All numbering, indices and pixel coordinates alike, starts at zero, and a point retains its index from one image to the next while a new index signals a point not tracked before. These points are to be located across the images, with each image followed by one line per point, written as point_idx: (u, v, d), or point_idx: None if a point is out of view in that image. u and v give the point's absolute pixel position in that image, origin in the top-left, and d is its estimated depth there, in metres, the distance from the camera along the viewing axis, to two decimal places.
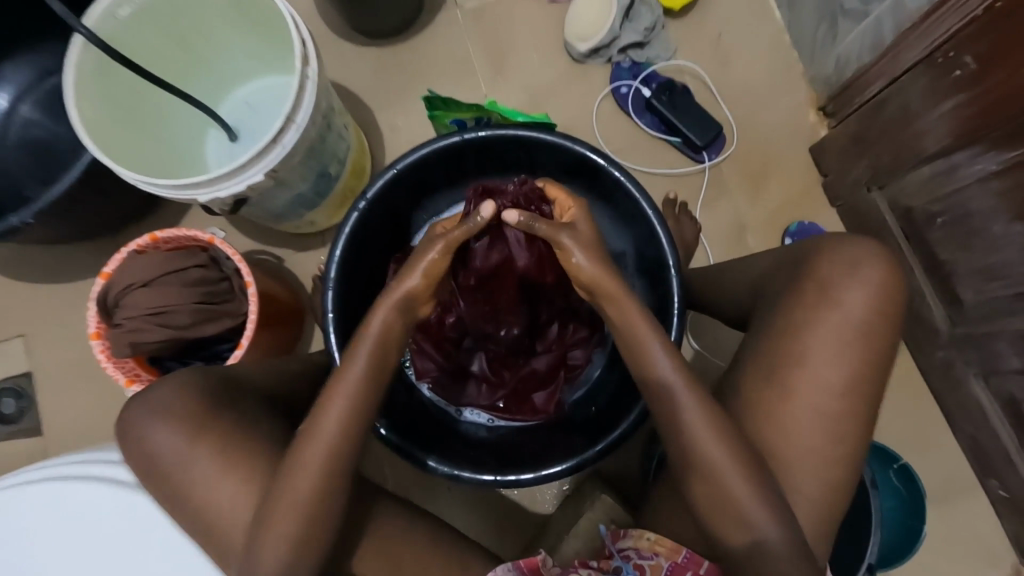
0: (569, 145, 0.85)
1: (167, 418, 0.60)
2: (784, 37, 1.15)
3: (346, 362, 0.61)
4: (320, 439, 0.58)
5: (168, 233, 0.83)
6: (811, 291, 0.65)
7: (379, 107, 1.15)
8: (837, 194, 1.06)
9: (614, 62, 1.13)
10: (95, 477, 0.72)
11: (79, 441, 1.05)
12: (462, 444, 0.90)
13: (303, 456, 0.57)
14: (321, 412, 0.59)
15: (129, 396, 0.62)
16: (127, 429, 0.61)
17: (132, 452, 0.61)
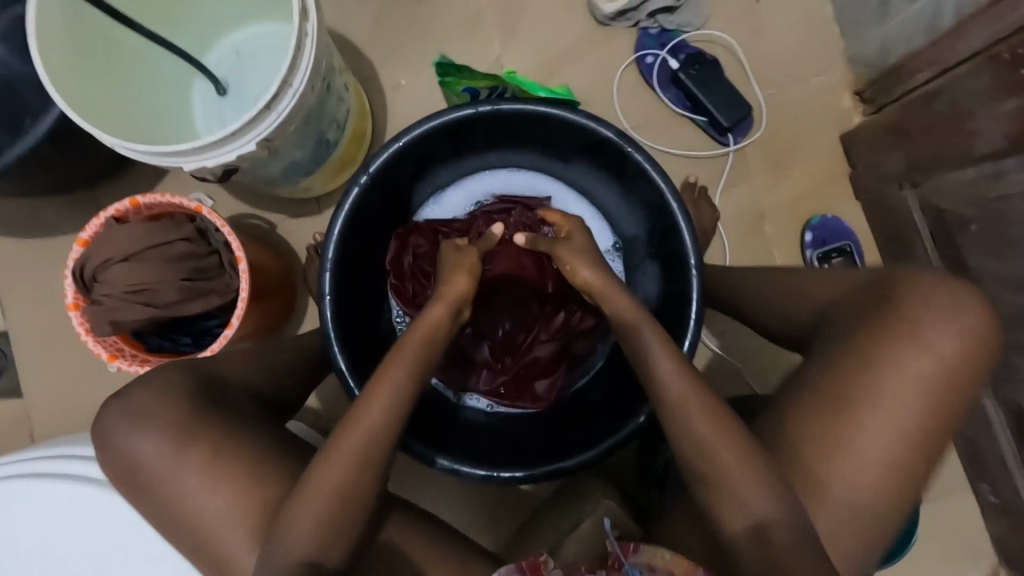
0: (591, 126, 0.78)
1: (151, 425, 0.57)
2: (826, 9, 1.06)
3: (398, 348, 0.62)
4: (360, 427, 0.57)
5: (150, 198, 0.76)
6: (891, 313, 0.60)
7: (381, 62, 1.05)
8: (865, 186, 1.01)
9: (641, 27, 1.04)
10: (68, 476, 0.69)
11: (57, 408, 1.01)
12: (461, 430, 0.87)
13: (341, 444, 0.56)
14: (365, 399, 0.58)
15: (113, 389, 0.60)
16: (109, 434, 0.58)
17: (116, 447, 0.58)
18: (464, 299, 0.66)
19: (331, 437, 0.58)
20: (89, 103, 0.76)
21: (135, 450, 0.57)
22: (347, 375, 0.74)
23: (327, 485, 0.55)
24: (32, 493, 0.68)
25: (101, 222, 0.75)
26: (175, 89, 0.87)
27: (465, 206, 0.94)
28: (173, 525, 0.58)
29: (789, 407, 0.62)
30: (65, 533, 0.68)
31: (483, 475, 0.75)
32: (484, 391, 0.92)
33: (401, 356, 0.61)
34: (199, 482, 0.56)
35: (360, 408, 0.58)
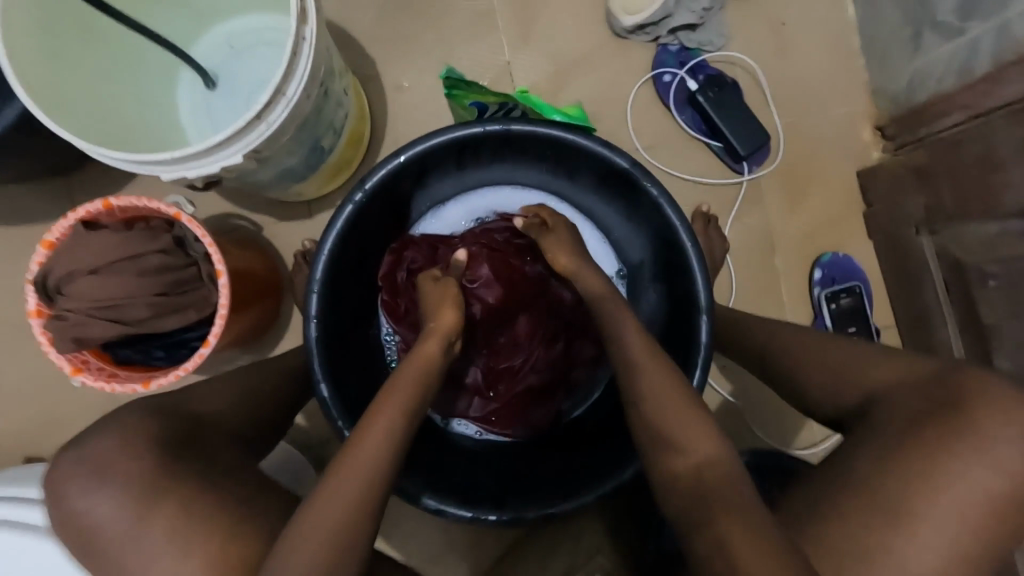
0: (606, 154, 0.73)
1: (104, 483, 0.49)
2: (853, 38, 1.01)
3: (387, 387, 0.58)
4: (339, 495, 0.50)
5: (125, 201, 0.70)
6: (928, 388, 0.54)
7: (384, 61, 0.98)
8: (879, 226, 0.98)
9: (661, 43, 0.99)
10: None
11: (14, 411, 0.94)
12: (447, 459, 0.80)
13: (315, 513, 0.49)
14: (354, 450, 0.53)
15: (71, 438, 0.52)
16: (60, 488, 0.50)
17: (60, 505, 0.50)
18: (454, 332, 0.64)
19: (313, 495, 0.51)
20: (66, 99, 0.69)
21: (90, 512, 0.49)
22: (329, 404, 0.69)
23: (297, 568, 0.46)
24: None
25: (68, 225, 0.68)
26: (159, 82, 0.81)
27: (465, 223, 0.88)
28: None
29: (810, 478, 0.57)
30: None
31: (471, 517, 0.70)
32: (476, 418, 0.84)
33: (398, 391, 0.57)
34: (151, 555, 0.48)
35: (346, 459, 0.52)
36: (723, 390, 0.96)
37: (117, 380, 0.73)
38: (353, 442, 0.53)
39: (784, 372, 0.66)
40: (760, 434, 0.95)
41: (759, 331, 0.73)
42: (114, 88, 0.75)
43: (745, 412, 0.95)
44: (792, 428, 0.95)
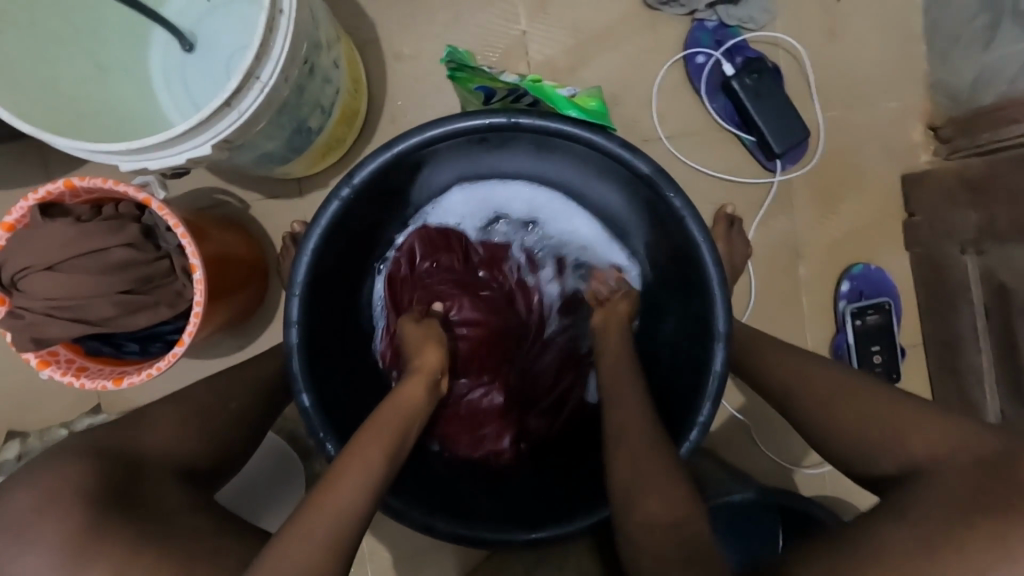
0: (625, 156, 0.64)
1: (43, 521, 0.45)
2: (916, 21, 0.89)
3: (375, 416, 0.57)
4: (308, 540, 0.46)
5: (90, 182, 0.63)
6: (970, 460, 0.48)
7: (385, 24, 0.88)
8: (919, 239, 0.89)
9: (697, 18, 0.88)
10: None
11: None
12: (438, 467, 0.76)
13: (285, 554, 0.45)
14: (331, 488, 0.49)
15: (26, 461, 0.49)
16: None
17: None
18: (439, 370, 0.64)
19: (280, 536, 0.47)
20: (19, 65, 0.62)
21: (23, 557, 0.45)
22: (310, 414, 0.65)
23: None
24: None
25: (27, 208, 0.62)
26: (130, 41, 0.73)
27: (468, 217, 0.82)
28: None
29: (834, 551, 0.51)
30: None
31: (456, 535, 0.66)
32: (468, 434, 0.78)
33: (374, 429, 0.55)
34: None
35: (323, 498, 0.49)
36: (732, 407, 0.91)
37: (86, 376, 0.68)
38: (329, 480, 0.50)
39: (811, 417, 0.62)
40: (767, 452, 0.90)
41: (780, 363, 0.68)
42: (76, 49, 0.68)
43: (753, 430, 0.91)
44: (800, 448, 0.90)
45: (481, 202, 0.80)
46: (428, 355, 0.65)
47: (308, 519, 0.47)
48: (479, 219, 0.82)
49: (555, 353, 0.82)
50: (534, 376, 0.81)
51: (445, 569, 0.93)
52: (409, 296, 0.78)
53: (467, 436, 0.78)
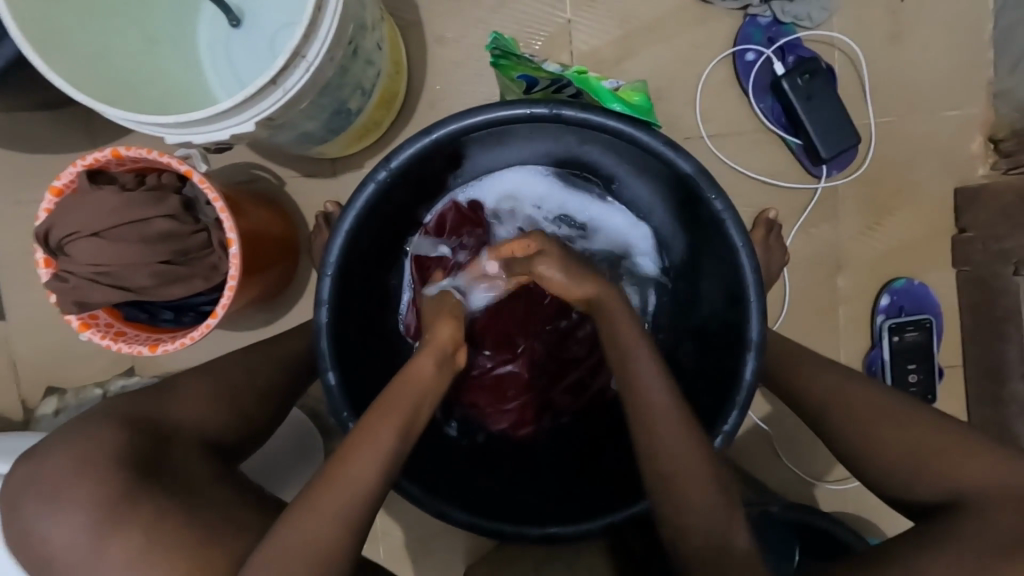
0: (668, 155, 0.62)
1: (83, 478, 0.47)
2: (984, 26, 0.85)
3: (385, 392, 0.56)
4: (330, 518, 0.47)
5: (135, 153, 0.64)
6: None
7: (428, 6, 0.87)
8: (970, 257, 0.85)
9: (749, 13, 0.85)
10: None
11: (37, 337, 0.98)
12: (456, 455, 0.76)
13: (309, 525, 0.46)
14: (345, 465, 0.49)
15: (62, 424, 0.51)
16: (37, 478, 0.48)
17: (32, 500, 0.48)
18: (451, 344, 0.62)
19: (293, 508, 0.48)
20: (74, 34, 0.64)
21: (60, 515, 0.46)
22: (334, 393, 0.66)
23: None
24: None
25: (75, 173, 0.64)
26: (179, 14, 0.74)
27: (495, 198, 0.80)
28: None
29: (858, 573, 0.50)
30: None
31: (469, 524, 0.66)
32: (493, 407, 0.79)
33: (389, 404, 0.53)
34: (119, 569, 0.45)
35: (336, 479, 0.49)
36: (756, 416, 0.89)
37: (123, 341, 0.70)
38: (341, 458, 0.50)
39: (847, 437, 0.61)
40: (790, 465, 0.88)
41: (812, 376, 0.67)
42: (127, 19, 0.69)
43: (777, 441, 0.89)
44: (826, 463, 0.88)
45: (511, 187, 0.79)
46: (441, 330, 0.63)
47: (332, 499, 0.48)
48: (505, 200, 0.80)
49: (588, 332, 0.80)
50: (563, 356, 0.81)
51: (457, 553, 0.94)
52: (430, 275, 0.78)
53: (492, 411, 0.79)
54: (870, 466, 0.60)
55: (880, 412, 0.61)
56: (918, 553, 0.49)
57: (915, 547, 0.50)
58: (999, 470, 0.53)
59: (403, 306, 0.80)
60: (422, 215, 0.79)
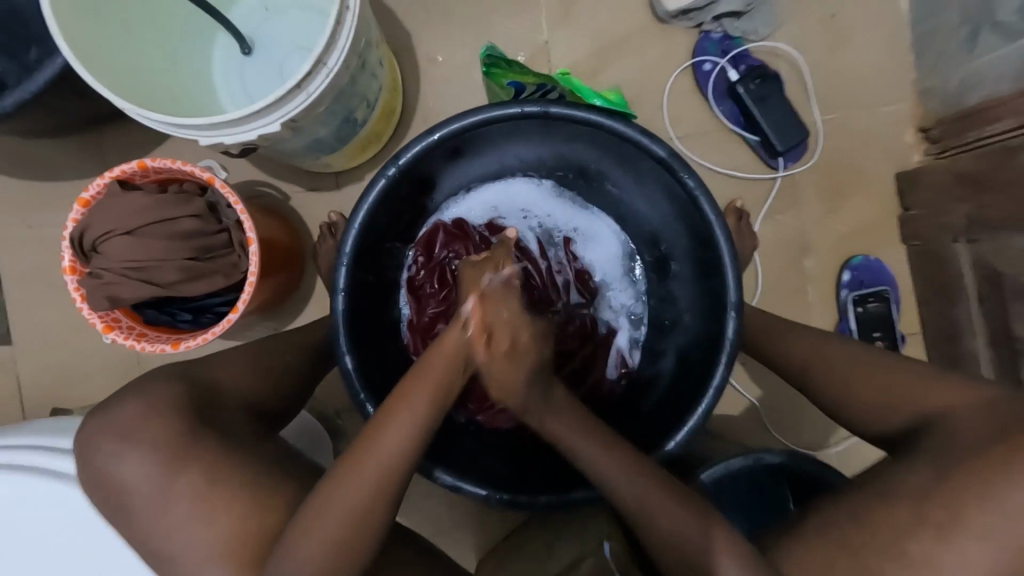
0: (644, 142, 0.71)
1: (133, 439, 0.51)
2: (906, 35, 0.97)
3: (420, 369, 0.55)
4: (371, 475, 0.50)
5: (160, 163, 0.70)
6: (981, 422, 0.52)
7: (420, 33, 0.97)
8: (916, 232, 0.95)
9: (704, 30, 0.96)
10: (27, 464, 0.63)
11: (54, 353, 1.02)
12: (472, 442, 0.80)
13: (356, 475, 0.50)
14: (384, 430, 0.52)
15: (91, 407, 0.55)
16: (89, 446, 0.52)
17: (89, 463, 0.52)
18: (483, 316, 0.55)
19: (335, 469, 0.51)
20: (109, 59, 0.71)
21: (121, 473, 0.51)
22: (352, 375, 0.70)
23: (323, 524, 0.48)
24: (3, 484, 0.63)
25: (104, 184, 0.69)
26: (196, 43, 0.82)
27: (481, 215, 0.89)
28: (145, 552, 0.52)
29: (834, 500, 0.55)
30: (17, 548, 0.63)
31: (484, 496, 0.71)
32: (495, 408, 0.80)
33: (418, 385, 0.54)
34: (187, 513, 0.49)
35: (374, 441, 0.52)
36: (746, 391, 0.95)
37: (146, 340, 0.74)
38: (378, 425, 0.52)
39: (823, 383, 0.68)
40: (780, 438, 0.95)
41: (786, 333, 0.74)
42: (152, 46, 0.77)
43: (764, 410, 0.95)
44: (814, 432, 0.95)
45: (496, 198, 0.88)
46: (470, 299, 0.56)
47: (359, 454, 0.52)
48: (491, 216, 0.89)
49: (581, 323, 0.85)
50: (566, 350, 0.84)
51: (468, 547, 0.96)
52: (427, 278, 0.86)
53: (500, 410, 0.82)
54: (845, 408, 0.66)
55: (847, 361, 0.67)
56: (887, 469, 0.55)
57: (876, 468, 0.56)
58: (948, 388, 0.58)
59: (402, 300, 0.86)
60: (417, 231, 0.87)
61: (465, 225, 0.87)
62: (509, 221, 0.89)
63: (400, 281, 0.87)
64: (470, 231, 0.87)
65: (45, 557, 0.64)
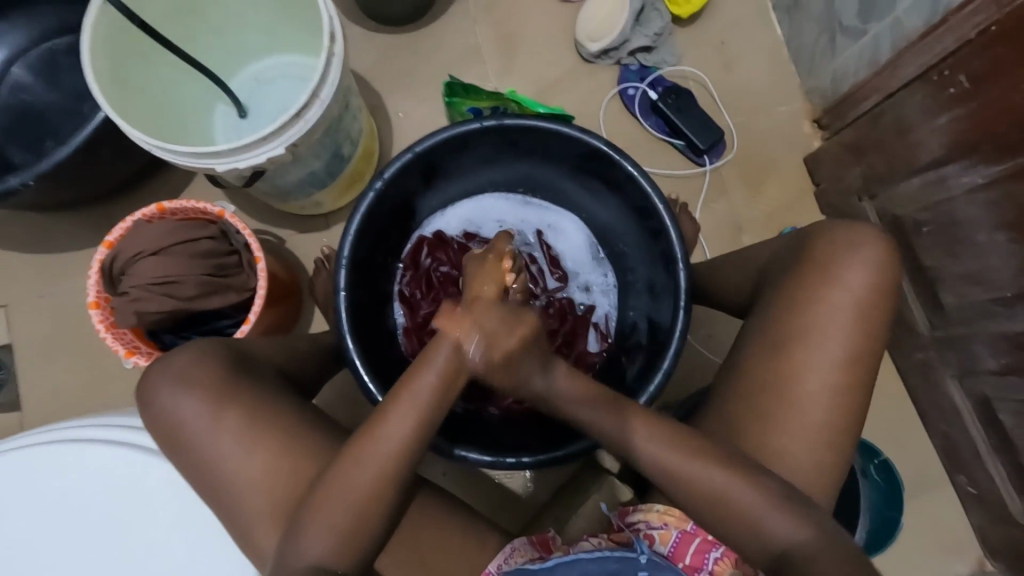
0: (585, 139, 0.85)
1: (190, 391, 0.63)
2: (785, 50, 1.19)
3: (415, 374, 0.60)
4: (383, 449, 0.59)
5: (176, 205, 0.81)
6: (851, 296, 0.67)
7: (390, 92, 1.15)
8: (830, 202, 1.11)
9: (622, 64, 1.16)
10: (79, 443, 0.69)
11: (65, 412, 1.06)
12: (481, 429, 0.87)
13: (363, 455, 0.59)
14: (384, 422, 0.59)
15: (148, 365, 0.65)
16: (150, 399, 0.64)
17: (153, 417, 0.64)
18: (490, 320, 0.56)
19: (351, 447, 0.59)
20: (133, 120, 0.85)
21: (175, 417, 0.63)
22: (358, 366, 0.78)
23: (341, 492, 0.58)
24: (58, 468, 0.68)
25: (128, 225, 0.80)
26: (200, 110, 0.96)
27: (458, 229, 1.02)
28: (204, 492, 0.63)
29: (738, 350, 0.72)
30: (69, 527, 0.67)
31: (490, 462, 0.77)
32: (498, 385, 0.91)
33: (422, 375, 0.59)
34: (236, 448, 0.61)
35: (382, 427, 0.59)
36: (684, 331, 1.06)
37: None
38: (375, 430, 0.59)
39: None
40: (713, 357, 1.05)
41: (719, 273, 0.85)
42: (164, 113, 0.91)
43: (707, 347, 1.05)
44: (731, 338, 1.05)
45: (470, 214, 1.01)
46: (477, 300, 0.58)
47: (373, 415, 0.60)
48: (468, 229, 1.02)
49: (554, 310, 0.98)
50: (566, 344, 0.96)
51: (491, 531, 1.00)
52: (418, 291, 0.98)
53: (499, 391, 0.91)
54: None
55: (749, 263, 0.80)
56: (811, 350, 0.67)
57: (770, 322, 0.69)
58: (792, 244, 0.74)
59: (397, 309, 0.97)
60: (402, 249, 0.99)
61: (444, 236, 1.00)
62: (482, 232, 1.02)
63: (394, 293, 0.98)
64: (449, 242, 0.99)
65: (95, 533, 0.67)
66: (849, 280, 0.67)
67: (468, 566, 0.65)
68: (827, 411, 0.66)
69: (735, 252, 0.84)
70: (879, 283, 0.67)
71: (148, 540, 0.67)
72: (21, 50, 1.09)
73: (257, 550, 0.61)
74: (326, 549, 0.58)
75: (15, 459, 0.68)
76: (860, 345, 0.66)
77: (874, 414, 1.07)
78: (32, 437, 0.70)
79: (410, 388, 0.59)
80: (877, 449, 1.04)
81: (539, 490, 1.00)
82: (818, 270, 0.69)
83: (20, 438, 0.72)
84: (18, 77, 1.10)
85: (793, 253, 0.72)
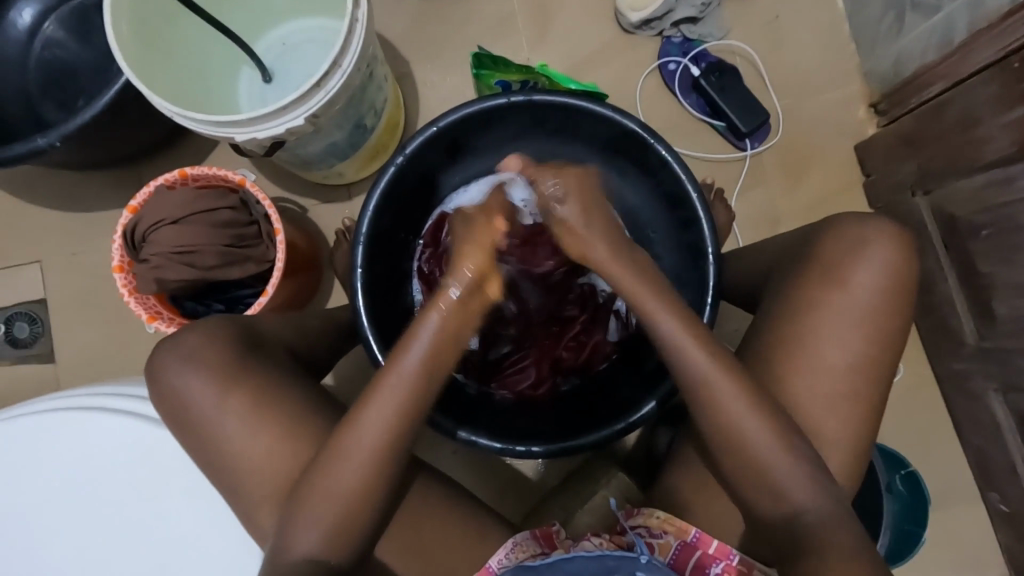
0: (618, 120, 0.80)
1: (199, 366, 0.63)
2: (845, 26, 1.09)
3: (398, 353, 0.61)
4: (365, 435, 0.59)
5: (198, 170, 0.80)
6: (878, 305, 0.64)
7: (417, 59, 1.11)
8: (879, 196, 1.04)
9: (664, 36, 1.09)
10: (102, 408, 0.71)
11: (95, 367, 1.10)
12: (492, 415, 0.86)
13: (345, 444, 0.59)
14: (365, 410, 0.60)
15: (157, 341, 0.66)
16: (160, 373, 0.64)
17: (162, 389, 0.64)
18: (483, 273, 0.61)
19: (335, 436, 0.60)
20: (156, 83, 0.84)
21: (186, 389, 0.63)
22: (373, 346, 0.78)
23: (331, 483, 0.59)
24: (82, 431, 0.70)
25: (151, 190, 0.80)
26: (224, 74, 0.94)
27: None
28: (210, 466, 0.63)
29: (741, 348, 0.69)
30: (90, 487, 0.70)
31: (498, 449, 0.76)
32: (511, 369, 0.90)
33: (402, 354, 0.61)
34: (241, 424, 0.62)
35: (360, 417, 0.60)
36: None
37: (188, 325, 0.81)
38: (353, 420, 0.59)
39: None
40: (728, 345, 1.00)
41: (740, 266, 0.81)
42: (188, 76, 0.90)
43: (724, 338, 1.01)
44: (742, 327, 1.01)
45: None
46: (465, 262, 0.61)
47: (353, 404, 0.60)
48: None
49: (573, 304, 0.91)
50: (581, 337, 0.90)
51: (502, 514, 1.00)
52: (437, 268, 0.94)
53: (514, 375, 0.90)
54: None
55: (759, 256, 0.77)
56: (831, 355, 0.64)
57: (798, 330, 0.65)
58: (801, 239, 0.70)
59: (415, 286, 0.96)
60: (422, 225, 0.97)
61: None
62: None
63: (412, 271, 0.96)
64: None
65: (115, 494, 0.70)
66: (860, 281, 0.64)
67: (468, 554, 0.65)
68: (845, 417, 0.63)
69: (756, 245, 0.80)
70: (893, 282, 0.64)
71: (165, 505, 0.69)
72: (53, 5, 1.10)
73: (262, 525, 0.62)
74: (327, 525, 0.59)
75: (42, 420, 0.70)
76: (879, 347, 0.64)
77: (905, 423, 1.02)
78: (62, 398, 0.73)
79: (395, 368, 0.60)
80: (904, 460, 0.99)
81: (549, 475, 1.00)
82: (828, 269, 0.65)
83: (47, 399, 0.74)
84: (49, 33, 1.10)
85: (802, 249, 0.69)
